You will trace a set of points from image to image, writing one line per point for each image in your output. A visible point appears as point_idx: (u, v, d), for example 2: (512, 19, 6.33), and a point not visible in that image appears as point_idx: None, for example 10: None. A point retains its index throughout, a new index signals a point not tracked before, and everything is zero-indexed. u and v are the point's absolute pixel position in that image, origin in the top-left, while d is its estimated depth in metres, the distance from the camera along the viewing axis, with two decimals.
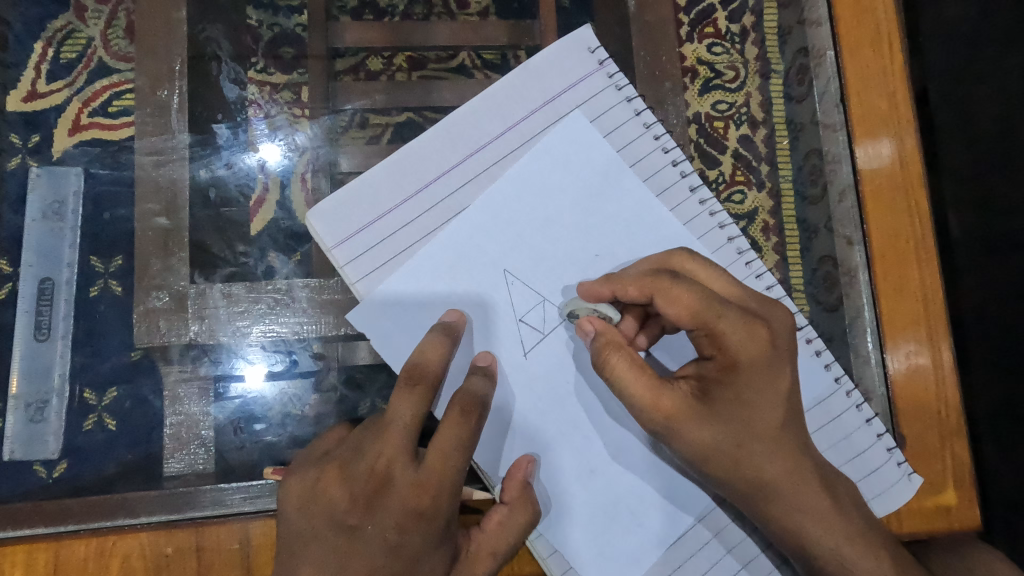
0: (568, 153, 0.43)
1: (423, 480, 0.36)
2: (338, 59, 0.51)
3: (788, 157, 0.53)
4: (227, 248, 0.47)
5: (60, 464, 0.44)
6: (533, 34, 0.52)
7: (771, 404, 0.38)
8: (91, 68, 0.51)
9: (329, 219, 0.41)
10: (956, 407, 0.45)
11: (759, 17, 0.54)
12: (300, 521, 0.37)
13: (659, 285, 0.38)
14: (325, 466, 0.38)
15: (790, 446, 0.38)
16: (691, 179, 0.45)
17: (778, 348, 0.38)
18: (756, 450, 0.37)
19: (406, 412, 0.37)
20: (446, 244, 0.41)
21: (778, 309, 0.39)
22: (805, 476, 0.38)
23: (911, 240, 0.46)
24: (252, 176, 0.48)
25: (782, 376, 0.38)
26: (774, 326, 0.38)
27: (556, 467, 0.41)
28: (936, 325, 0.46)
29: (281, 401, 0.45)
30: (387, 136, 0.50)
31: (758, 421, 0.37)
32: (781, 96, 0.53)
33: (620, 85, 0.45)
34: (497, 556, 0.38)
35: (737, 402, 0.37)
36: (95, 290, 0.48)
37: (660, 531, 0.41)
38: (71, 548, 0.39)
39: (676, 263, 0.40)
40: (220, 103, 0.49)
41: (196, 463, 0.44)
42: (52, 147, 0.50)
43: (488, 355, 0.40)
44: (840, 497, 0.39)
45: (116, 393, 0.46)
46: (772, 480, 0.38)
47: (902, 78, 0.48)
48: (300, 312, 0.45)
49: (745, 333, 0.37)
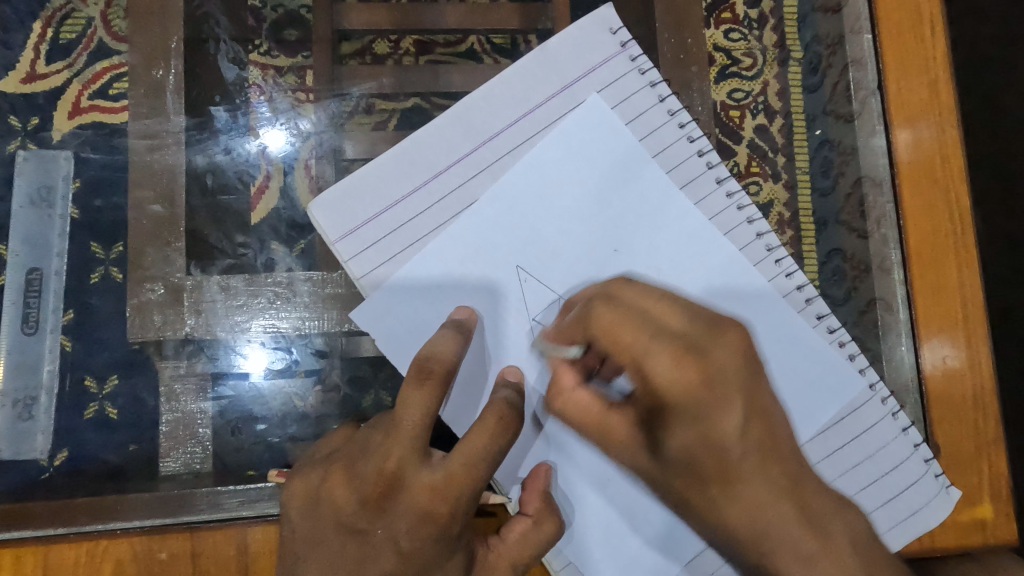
0: (587, 142, 0.40)
1: (438, 483, 0.33)
2: (344, 42, 0.48)
3: (805, 148, 0.49)
4: (225, 239, 0.44)
5: (60, 454, 0.42)
6: (546, 15, 0.49)
7: (720, 442, 0.33)
8: (90, 49, 0.48)
9: (333, 210, 0.39)
10: (994, 414, 0.42)
11: (777, 2, 0.50)
12: (305, 525, 0.35)
13: (588, 313, 0.35)
14: (330, 466, 0.36)
15: (756, 494, 0.33)
16: (718, 171, 0.42)
17: (713, 388, 0.33)
18: (706, 493, 0.33)
19: (417, 410, 0.34)
20: (457, 238, 0.39)
21: (724, 334, 0.34)
22: (785, 527, 0.32)
23: (949, 238, 0.44)
24: (253, 163, 0.45)
25: (726, 418, 0.33)
26: (714, 357, 0.33)
27: (574, 475, 0.39)
28: (975, 328, 0.43)
29: (280, 399, 0.43)
30: (393, 122, 0.47)
31: (706, 466, 0.33)
32: (799, 86, 0.50)
33: (643, 69, 0.42)
34: (515, 567, 0.36)
35: (677, 444, 0.33)
36: (95, 276, 0.45)
37: (677, 543, 0.39)
38: (60, 552, 0.37)
39: (615, 292, 0.36)
40: (218, 83, 0.46)
41: (193, 462, 0.42)
42: (53, 130, 0.48)
43: (516, 369, 0.38)
44: (837, 547, 0.32)
45: (116, 382, 0.43)
46: (738, 535, 0.33)
47: (944, 65, 0.44)
48: (301, 307, 0.43)
49: (672, 365, 0.33)
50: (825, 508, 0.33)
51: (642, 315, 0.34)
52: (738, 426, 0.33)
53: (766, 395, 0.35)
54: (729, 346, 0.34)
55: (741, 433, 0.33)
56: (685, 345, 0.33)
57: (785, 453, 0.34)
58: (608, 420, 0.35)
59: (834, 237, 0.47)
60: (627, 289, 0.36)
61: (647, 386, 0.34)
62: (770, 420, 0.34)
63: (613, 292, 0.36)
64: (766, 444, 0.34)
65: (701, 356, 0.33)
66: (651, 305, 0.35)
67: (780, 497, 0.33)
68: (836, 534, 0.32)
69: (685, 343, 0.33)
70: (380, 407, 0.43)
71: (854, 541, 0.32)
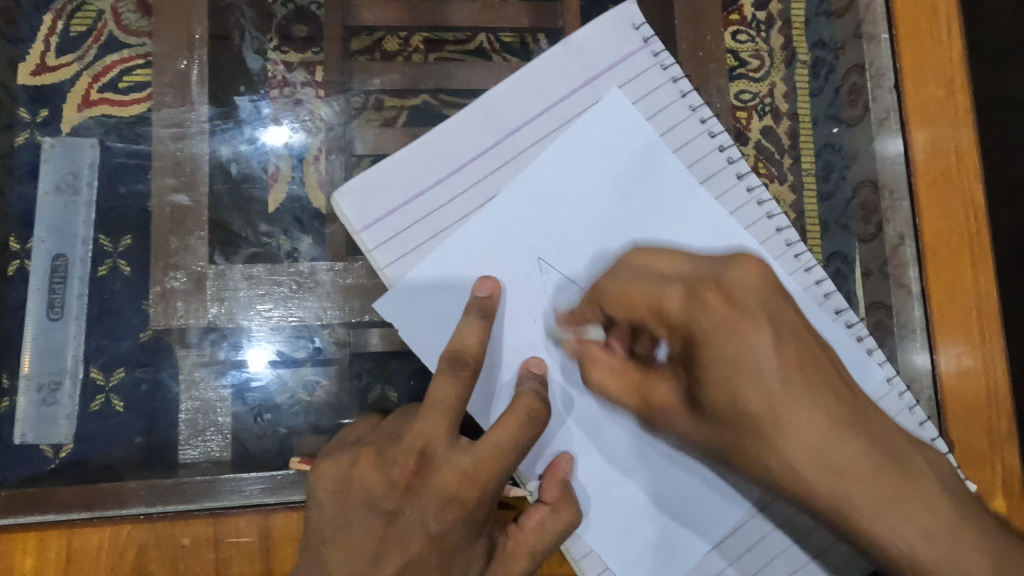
0: (609, 135, 0.41)
1: (468, 468, 0.33)
2: (353, 39, 0.48)
3: (810, 149, 0.50)
4: (249, 228, 0.44)
5: (65, 447, 0.42)
6: (555, 16, 0.49)
7: (752, 373, 0.34)
8: (101, 42, 0.49)
9: (357, 200, 0.39)
10: (1007, 411, 0.43)
11: (785, 5, 0.51)
12: (334, 505, 0.35)
13: (601, 290, 0.38)
14: (361, 450, 0.36)
15: (818, 427, 0.34)
16: (737, 166, 0.42)
17: (737, 308, 0.34)
18: (747, 436, 0.35)
19: (450, 395, 0.34)
20: (481, 230, 0.39)
21: (743, 260, 0.36)
22: (859, 479, 0.34)
23: (964, 236, 0.44)
24: (264, 157, 0.45)
25: (758, 346, 0.34)
26: (727, 283, 0.35)
27: (595, 466, 0.39)
28: (989, 327, 0.43)
29: (298, 387, 0.43)
30: (402, 119, 0.47)
31: (751, 402, 0.34)
32: (805, 89, 0.50)
33: (665, 64, 0.43)
34: (535, 556, 0.36)
35: (713, 388, 0.35)
36: (104, 269, 0.45)
37: (692, 532, 0.40)
38: (85, 536, 0.37)
39: (628, 255, 0.38)
40: (242, 73, 0.47)
41: (212, 450, 0.42)
42: (63, 121, 0.48)
43: (541, 362, 0.39)
44: (913, 484, 0.34)
45: (124, 375, 0.43)
46: (804, 482, 0.34)
47: (960, 65, 0.45)
48: (322, 296, 0.43)
49: (690, 302, 0.35)
50: (891, 441, 0.35)
51: (658, 271, 0.36)
52: (771, 354, 0.34)
53: (794, 314, 0.36)
54: (747, 272, 0.35)
55: (777, 357, 0.34)
56: (698, 280, 0.35)
57: (828, 376, 0.35)
58: (650, 384, 0.38)
59: (842, 239, 0.48)
60: (640, 258, 0.38)
61: (671, 327, 0.36)
62: (803, 340, 0.35)
63: (622, 264, 0.38)
64: (805, 362, 0.35)
65: (718, 285, 0.35)
66: (659, 260, 0.37)
67: (838, 431, 0.34)
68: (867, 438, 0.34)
69: (696, 281, 0.35)
70: (389, 403, 0.43)
71: (895, 457, 0.34)
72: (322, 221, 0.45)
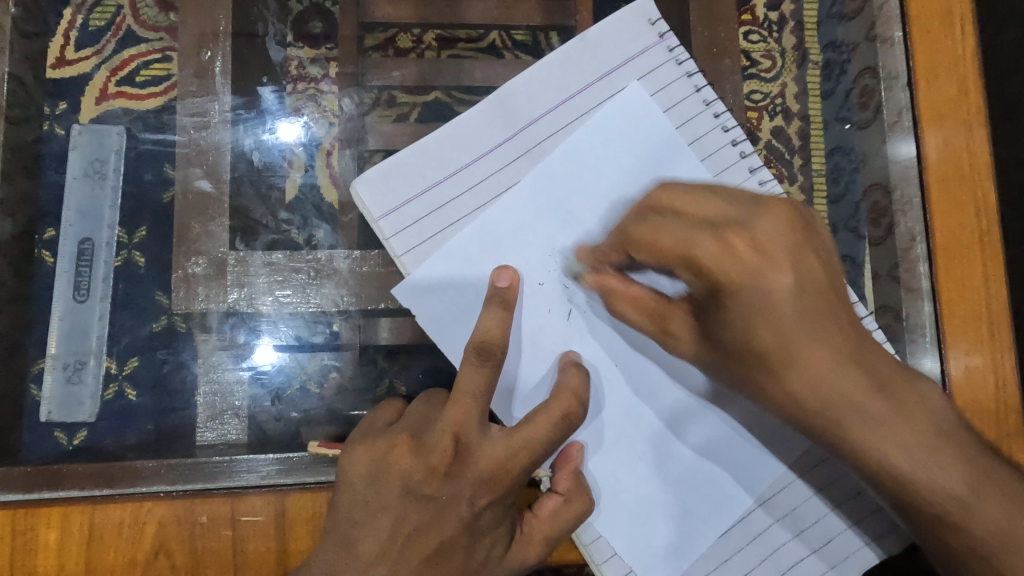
0: (624, 128, 0.41)
1: (501, 456, 0.35)
2: (367, 35, 0.49)
3: (820, 152, 0.50)
4: (269, 215, 0.46)
5: (78, 433, 0.44)
6: (567, 13, 0.50)
7: (773, 310, 0.34)
8: (119, 37, 0.49)
9: (374, 189, 0.40)
10: (1014, 408, 0.43)
11: (795, 5, 0.52)
12: (367, 492, 0.36)
13: (625, 238, 0.37)
14: (395, 436, 0.36)
15: (822, 361, 0.35)
16: (750, 161, 0.43)
17: (766, 255, 0.33)
18: (763, 370, 0.36)
19: (479, 383, 0.35)
20: (497, 220, 0.40)
21: (767, 212, 0.34)
22: (856, 398, 0.35)
23: (976, 234, 0.44)
24: (278, 155, 0.46)
25: (776, 282, 0.34)
26: (758, 232, 0.33)
27: (607, 455, 0.40)
28: (998, 326, 0.43)
29: (314, 373, 0.44)
30: (415, 115, 0.48)
31: (764, 340, 0.35)
32: (817, 90, 0.51)
33: (681, 60, 0.43)
34: (548, 542, 0.37)
35: (730, 324, 0.35)
36: (119, 259, 0.46)
37: (702, 519, 0.40)
38: (106, 512, 0.38)
39: (655, 202, 0.36)
40: (265, 65, 0.48)
41: (229, 433, 0.43)
42: (79, 117, 0.48)
43: (571, 355, 0.40)
44: (908, 406, 0.35)
45: (137, 363, 0.44)
46: (803, 407, 0.36)
47: (973, 63, 0.45)
48: (340, 284, 0.44)
49: (717, 250, 0.33)
50: (895, 377, 0.35)
51: (691, 219, 0.34)
52: (789, 286, 0.34)
53: (813, 252, 0.35)
54: (777, 216, 0.34)
55: (793, 289, 0.34)
56: (730, 225, 0.34)
57: (829, 307, 0.35)
58: (670, 313, 0.38)
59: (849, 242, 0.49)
60: (670, 196, 0.36)
61: (698, 274, 0.34)
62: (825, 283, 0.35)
63: (651, 205, 0.36)
64: (818, 296, 0.35)
65: (745, 230, 0.33)
66: (686, 202, 0.35)
67: (844, 362, 0.35)
68: (904, 398, 0.35)
69: (726, 227, 0.33)
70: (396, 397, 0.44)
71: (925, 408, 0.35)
72: (336, 211, 0.46)
